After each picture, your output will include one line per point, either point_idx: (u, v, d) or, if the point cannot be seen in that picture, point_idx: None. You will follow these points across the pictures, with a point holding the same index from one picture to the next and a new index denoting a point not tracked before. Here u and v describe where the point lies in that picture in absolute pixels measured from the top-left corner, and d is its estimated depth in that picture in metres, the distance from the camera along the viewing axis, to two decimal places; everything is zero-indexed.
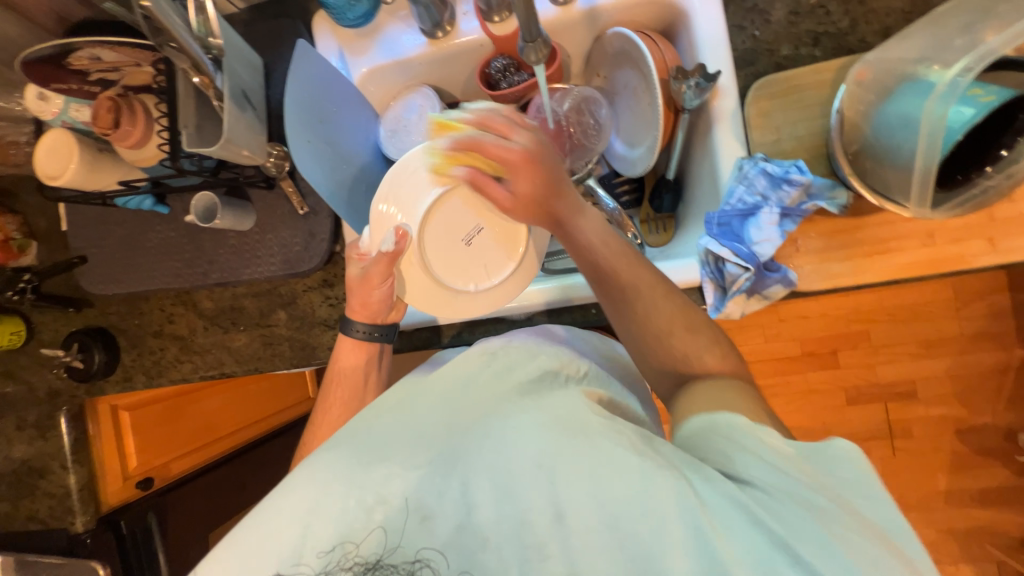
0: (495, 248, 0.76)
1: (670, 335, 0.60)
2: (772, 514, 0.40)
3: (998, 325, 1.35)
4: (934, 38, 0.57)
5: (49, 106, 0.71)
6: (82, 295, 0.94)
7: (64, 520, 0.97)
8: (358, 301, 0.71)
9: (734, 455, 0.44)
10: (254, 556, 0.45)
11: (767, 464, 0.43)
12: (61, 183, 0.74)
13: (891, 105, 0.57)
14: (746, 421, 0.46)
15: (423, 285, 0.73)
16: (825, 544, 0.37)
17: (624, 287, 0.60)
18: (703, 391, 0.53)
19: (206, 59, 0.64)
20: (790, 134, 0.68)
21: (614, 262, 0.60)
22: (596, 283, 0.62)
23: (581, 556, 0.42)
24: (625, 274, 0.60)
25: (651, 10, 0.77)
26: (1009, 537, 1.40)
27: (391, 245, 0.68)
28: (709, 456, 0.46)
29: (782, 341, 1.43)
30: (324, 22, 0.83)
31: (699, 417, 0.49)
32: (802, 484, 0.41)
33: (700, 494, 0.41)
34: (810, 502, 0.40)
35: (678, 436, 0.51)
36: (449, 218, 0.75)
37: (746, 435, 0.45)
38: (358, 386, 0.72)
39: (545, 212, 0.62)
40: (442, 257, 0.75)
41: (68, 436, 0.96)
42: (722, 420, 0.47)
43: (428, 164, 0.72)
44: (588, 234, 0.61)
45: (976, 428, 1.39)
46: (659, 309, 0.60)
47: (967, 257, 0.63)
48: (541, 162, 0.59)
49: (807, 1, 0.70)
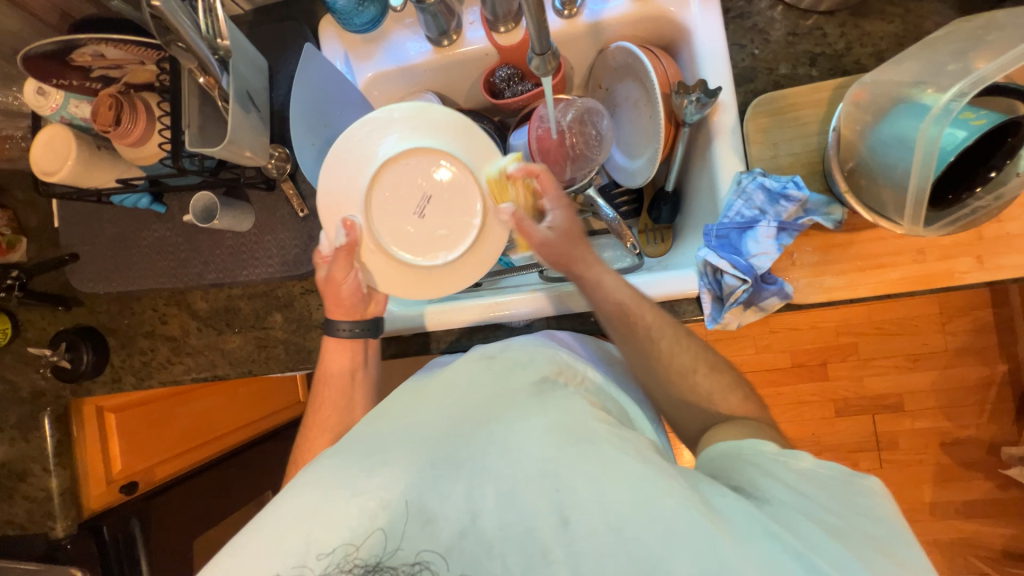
0: (451, 219, 0.74)
1: (694, 373, 0.64)
2: (790, 528, 0.43)
3: (981, 341, 1.38)
4: (928, 63, 0.59)
5: (48, 101, 0.71)
6: (72, 293, 0.92)
7: (44, 524, 0.94)
8: (332, 299, 0.73)
9: (758, 475, 0.49)
10: (256, 561, 0.44)
11: (787, 486, 0.47)
12: (57, 180, 0.72)
13: (885, 126, 0.59)
14: (772, 449, 0.51)
15: (382, 268, 0.74)
16: (838, 555, 0.41)
17: (648, 330, 0.64)
18: (732, 425, 0.58)
19: (213, 60, 0.64)
20: (788, 150, 0.70)
21: (637, 305, 0.65)
22: (619, 325, 0.65)
23: (587, 562, 0.42)
24: (651, 321, 0.64)
25: (654, 26, 0.78)
26: (992, 550, 1.42)
27: (344, 239, 0.71)
28: (735, 475, 0.50)
29: (773, 352, 1.45)
30: (330, 26, 0.84)
31: (726, 443, 0.55)
32: (819, 506, 0.45)
33: (716, 506, 0.44)
34: (819, 517, 0.44)
35: (704, 459, 0.56)
36: (395, 197, 0.74)
37: (770, 460, 0.50)
38: (346, 385, 0.75)
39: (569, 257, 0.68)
40: (401, 239, 0.74)
41: (51, 437, 0.93)
42: (748, 445, 0.53)
43: (357, 150, 0.72)
44: (608, 279, 0.67)
45: (960, 441, 1.42)
46: (681, 351, 0.64)
47: (956, 274, 0.65)
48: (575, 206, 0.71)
49: (804, 22, 0.72)
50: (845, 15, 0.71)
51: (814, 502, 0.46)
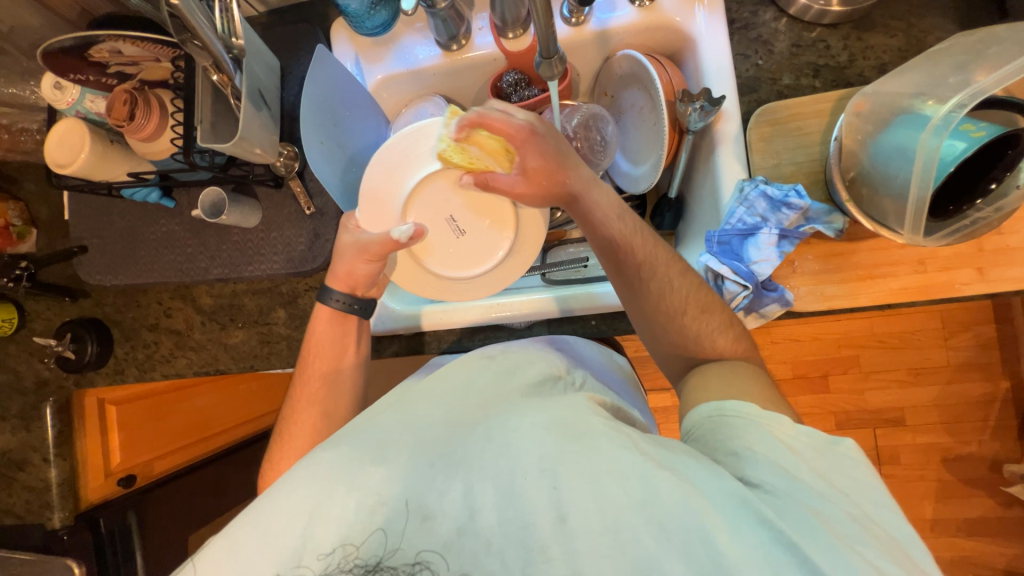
0: (484, 230, 0.80)
1: (683, 316, 0.62)
2: (779, 511, 0.42)
3: (984, 356, 1.38)
4: (929, 75, 0.60)
5: (64, 95, 0.73)
6: (79, 284, 0.93)
7: (41, 515, 0.94)
8: (344, 272, 0.73)
9: (743, 452, 0.48)
10: (253, 555, 0.45)
11: (774, 463, 0.46)
12: (70, 172, 0.74)
13: (886, 136, 0.60)
14: (754, 409, 0.51)
15: (424, 282, 0.80)
16: (828, 540, 0.40)
17: (640, 263, 0.62)
18: (714, 369, 0.59)
19: (228, 58, 0.65)
20: (790, 159, 0.70)
21: (631, 238, 0.63)
22: (609, 259, 0.64)
23: (587, 561, 0.41)
24: (641, 251, 0.62)
25: (660, 35, 0.80)
26: (992, 569, 1.41)
27: (407, 235, 0.69)
28: (719, 452, 0.49)
29: (774, 362, 1.45)
30: (342, 28, 0.85)
31: (709, 407, 0.53)
32: (807, 485, 0.44)
33: (703, 486, 0.44)
34: (816, 506, 0.43)
35: (687, 428, 0.55)
36: (434, 224, 0.80)
37: (754, 426, 0.49)
38: (335, 357, 0.74)
39: (557, 185, 0.65)
40: (459, 257, 0.80)
41: (52, 428, 0.93)
42: (731, 409, 0.52)
43: (379, 190, 0.77)
44: (601, 209, 0.64)
45: (962, 458, 1.40)
46: (674, 286, 0.62)
47: (957, 285, 0.65)
48: (546, 141, 0.65)
49: (808, 35, 0.73)
50: (848, 28, 0.73)
51: (801, 480, 0.45)
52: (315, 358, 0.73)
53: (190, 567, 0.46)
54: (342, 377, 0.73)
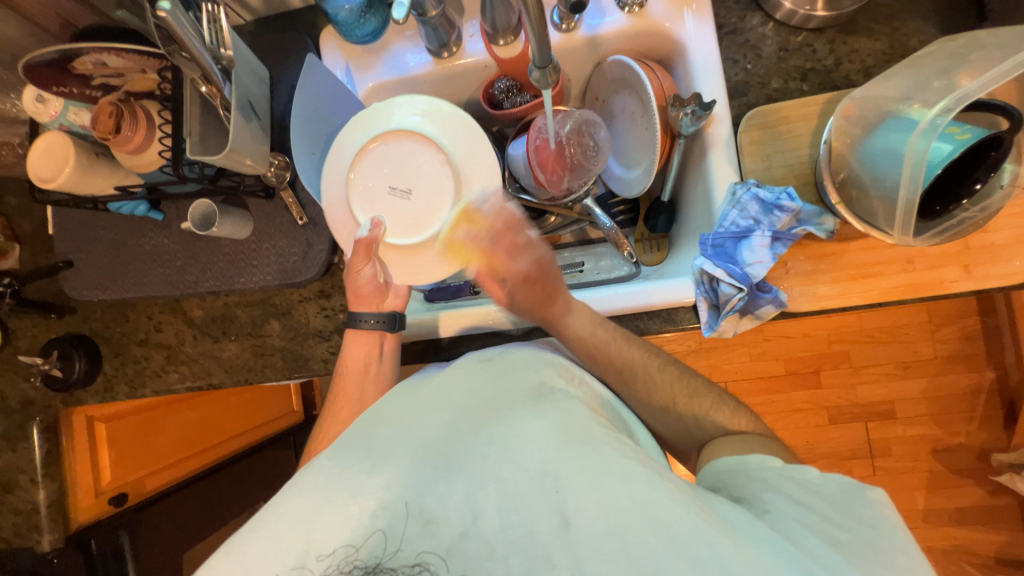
0: (429, 179, 0.74)
1: (674, 407, 0.65)
2: (787, 534, 0.45)
3: (970, 348, 1.41)
4: (913, 79, 0.61)
5: (47, 108, 0.71)
6: (65, 300, 0.91)
7: (30, 538, 0.91)
8: (352, 290, 0.74)
9: (760, 488, 0.51)
10: (256, 560, 0.44)
11: (790, 500, 0.49)
12: (54, 186, 0.72)
13: (875, 139, 0.61)
14: (776, 464, 0.54)
15: (392, 262, 0.75)
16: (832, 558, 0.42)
17: (620, 369, 0.66)
18: (724, 442, 0.60)
19: (217, 69, 0.64)
20: (781, 162, 0.71)
21: (607, 349, 0.66)
22: (590, 364, 0.68)
23: (590, 564, 0.41)
24: (619, 357, 0.66)
25: (649, 40, 0.80)
26: (984, 556, 1.44)
27: (367, 232, 0.71)
28: (740, 490, 0.52)
29: (767, 360, 1.47)
30: (331, 36, 0.85)
31: (729, 457, 0.57)
32: (822, 517, 0.47)
33: (716, 509, 0.46)
34: (824, 531, 0.45)
35: (710, 471, 0.58)
36: (375, 192, 0.74)
37: (776, 477, 0.52)
38: (360, 376, 0.73)
39: (540, 308, 0.69)
40: (403, 220, 0.74)
41: (39, 449, 0.91)
42: (752, 459, 0.55)
43: (335, 188, 0.76)
44: (576, 329, 0.68)
45: (951, 448, 1.43)
46: (657, 384, 0.65)
47: (945, 283, 0.66)
48: (540, 280, 0.69)
49: (794, 39, 0.75)
50: (833, 32, 0.74)
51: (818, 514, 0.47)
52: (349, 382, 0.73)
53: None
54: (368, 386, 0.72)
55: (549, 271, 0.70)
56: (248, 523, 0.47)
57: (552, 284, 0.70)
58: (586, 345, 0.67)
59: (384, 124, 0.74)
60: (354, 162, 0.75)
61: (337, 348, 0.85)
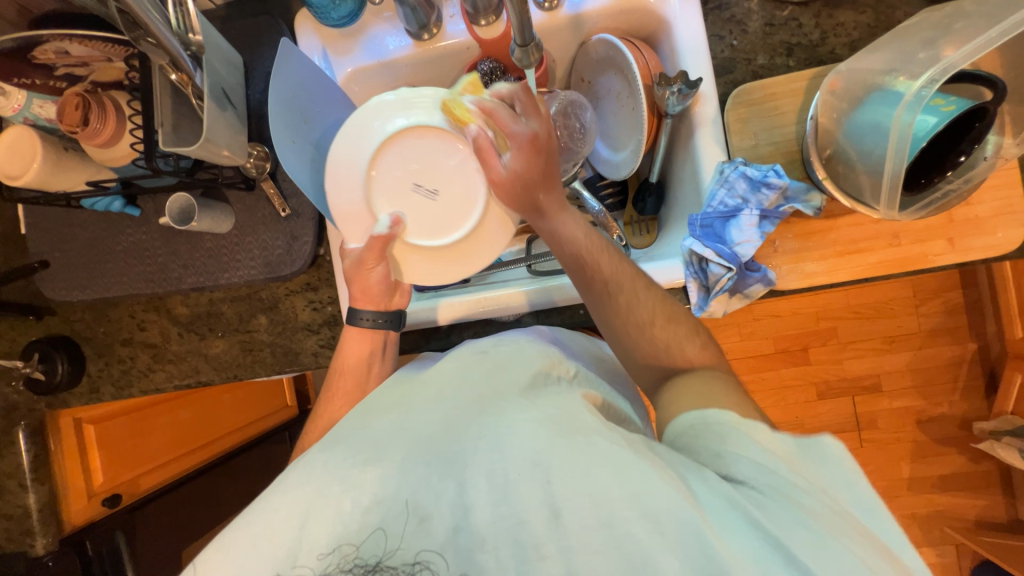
0: (456, 180, 0.74)
1: (651, 326, 0.62)
2: (761, 506, 0.42)
3: (952, 321, 1.44)
4: (900, 50, 0.61)
5: (9, 101, 0.67)
6: (43, 302, 0.89)
7: (23, 543, 0.91)
8: (359, 288, 0.72)
9: (725, 453, 0.47)
10: (249, 559, 0.44)
11: (756, 460, 0.46)
12: (21, 183, 0.70)
13: (860, 113, 0.61)
14: (735, 420, 0.49)
15: (401, 255, 0.74)
16: (808, 528, 0.40)
17: (606, 282, 0.63)
18: (684, 386, 0.58)
19: (186, 56, 0.62)
20: (768, 140, 0.71)
21: (597, 258, 0.63)
22: (577, 274, 0.65)
23: (578, 556, 0.42)
24: (608, 270, 0.63)
25: (634, 18, 0.79)
26: (966, 520, 1.49)
27: (386, 229, 0.71)
28: (704, 456, 0.48)
29: (757, 338, 1.48)
30: (306, 19, 0.81)
31: (690, 416, 0.52)
32: (792, 481, 0.44)
33: (694, 494, 0.43)
34: (796, 497, 0.42)
35: (670, 435, 0.54)
36: (395, 192, 0.74)
37: (735, 433, 0.48)
38: (362, 375, 0.70)
39: (530, 199, 0.66)
40: (423, 223, 0.74)
41: (26, 453, 0.90)
42: (712, 416, 0.51)
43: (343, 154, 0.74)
44: (569, 228, 0.64)
45: (934, 418, 1.47)
46: (641, 301, 0.63)
47: (930, 256, 0.67)
48: (540, 159, 0.63)
49: (780, 13, 0.74)
50: (819, 5, 0.73)
51: (785, 475, 0.44)
52: (345, 378, 0.69)
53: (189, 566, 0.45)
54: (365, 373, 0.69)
55: (550, 148, 0.63)
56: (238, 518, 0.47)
57: (551, 170, 0.64)
58: (575, 252, 0.64)
59: (407, 111, 0.73)
60: (377, 150, 0.73)
61: (327, 341, 0.84)
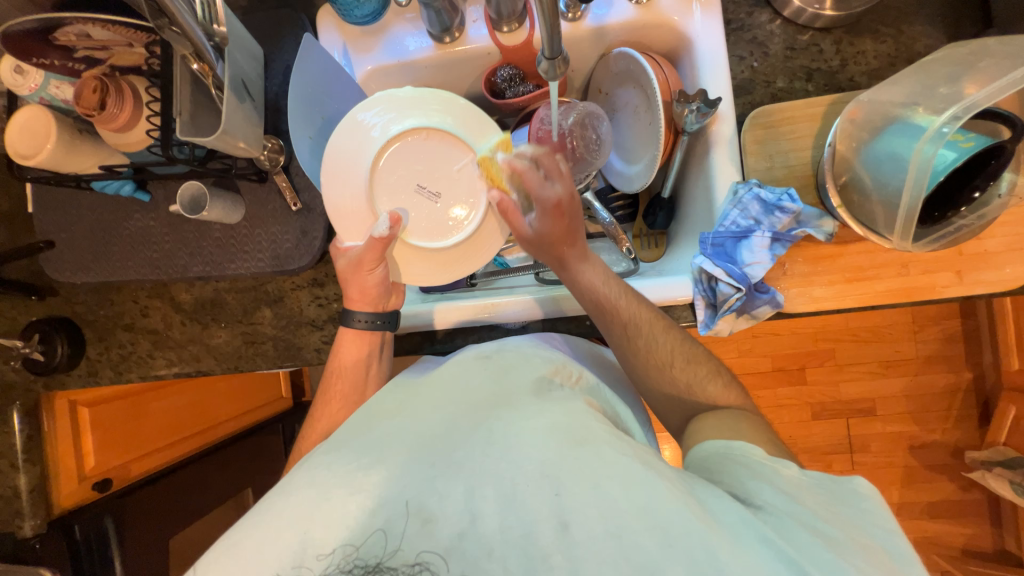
0: (459, 185, 0.75)
1: (671, 367, 0.64)
2: (779, 530, 0.43)
3: (950, 349, 1.45)
4: (922, 84, 0.61)
5: (26, 80, 0.67)
6: (46, 282, 0.88)
7: (11, 524, 0.90)
8: (356, 288, 0.70)
9: (748, 481, 0.49)
10: (252, 557, 0.44)
11: (778, 490, 0.47)
12: (34, 164, 0.69)
13: (880, 143, 0.61)
14: (761, 453, 0.51)
15: (400, 253, 0.75)
16: (825, 555, 0.41)
17: (626, 323, 0.63)
18: (712, 419, 0.59)
19: (209, 47, 0.62)
20: (783, 163, 0.71)
21: (618, 304, 0.63)
22: (597, 321, 0.65)
23: (586, 565, 0.41)
24: (628, 313, 0.63)
25: (656, 33, 0.79)
26: (952, 548, 1.50)
27: (386, 230, 0.69)
28: (725, 479, 0.50)
29: (755, 356, 1.49)
30: (328, 16, 0.82)
31: (714, 443, 0.55)
32: (812, 512, 0.45)
33: (712, 510, 0.44)
34: (817, 527, 0.43)
35: (691, 459, 0.56)
36: (398, 193, 0.75)
37: (760, 464, 0.50)
38: (359, 378, 0.71)
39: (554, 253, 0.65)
40: (425, 225, 0.75)
41: (20, 433, 0.89)
42: (737, 446, 0.53)
43: (345, 149, 0.73)
44: (591, 278, 0.64)
45: (927, 445, 1.48)
46: (659, 342, 0.64)
47: (937, 287, 0.68)
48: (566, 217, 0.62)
49: (801, 38, 0.74)
50: (840, 32, 0.73)
51: (805, 506, 0.45)
52: (337, 382, 0.71)
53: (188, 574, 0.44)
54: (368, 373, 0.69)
55: (573, 208, 0.63)
56: (244, 517, 0.47)
57: (574, 225, 0.63)
58: (596, 301, 0.63)
59: (409, 112, 0.73)
60: (383, 148, 0.74)
61: (331, 337, 0.84)
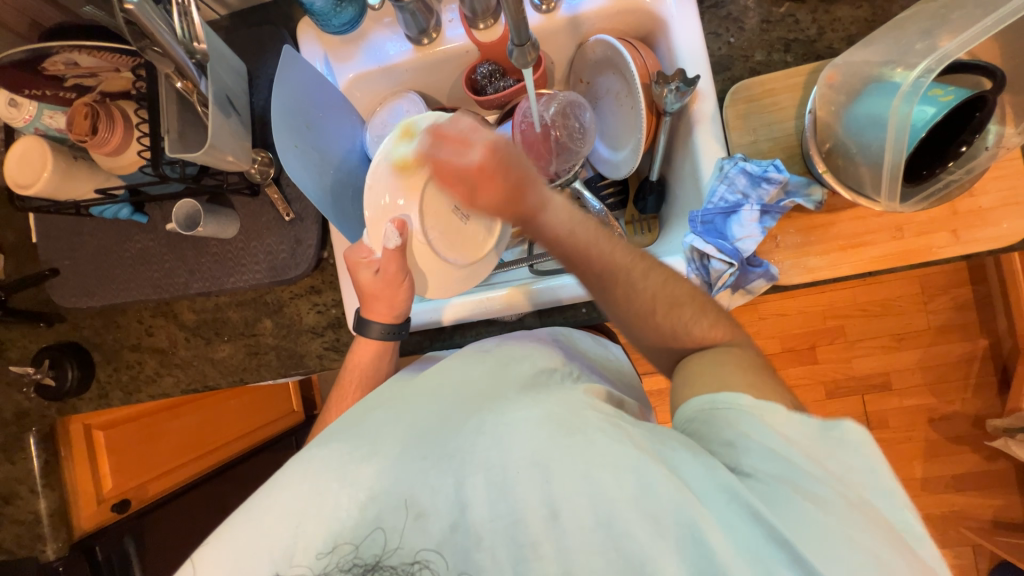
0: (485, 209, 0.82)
1: (654, 314, 0.60)
2: (768, 501, 0.41)
3: (963, 317, 1.42)
4: (896, 43, 0.61)
5: (21, 112, 0.70)
6: (53, 309, 0.90)
7: (34, 547, 0.92)
8: (384, 303, 0.70)
9: (736, 440, 0.45)
10: (246, 555, 0.45)
11: (768, 448, 0.44)
12: (33, 192, 0.72)
13: (859, 106, 0.61)
14: (748, 400, 0.47)
15: (426, 264, 0.77)
16: (813, 524, 0.39)
17: (601, 272, 0.60)
18: (697, 359, 0.56)
19: (190, 63, 0.63)
20: (767, 135, 0.71)
21: (589, 250, 0.60)
22: (573, 267, 0.61)
23: (575, 556, 0.43)
24: (602, 257, 0.60)
25: (631, 19, 0.79)
26: (983, 521, 1.45)
27: (397, 240, 0.69)
28: (714, 444, 0.47)
29: (764, 338, 1.48)
30: (308, 27, 0.83)
31: (700, 397, 0.51)
32: (805, 470, 0.42)
33: (694, 488, 0.43)
34: (810, 490, 0.41)
35: (680, 415, 0.53)
36: (437, 210, 0.79)
37: (748, 415, 0.46)
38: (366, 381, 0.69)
39: (509, 212, 0.61)
40: (447, 240, 0.79)
41: (37, 459, 0.91)
42: (723, 398, 0.49)
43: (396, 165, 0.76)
44: (557, 230, 0.60)
45: (947, 417, 1.45)
46: (641, 287, 0.60)
47: (934, 249, 0.66)
48: (501, 174, 0.58)
49: (777, 10, 0.74)
50: (815, 1, 0.73)
51: (798, 464, 0.43)
52: (350, 390, 0.69)
53: (188, 565, 0.46)
54: (365, 381, 0.69)
55: (501, 160, 0.58)
56: (237, 515, 0.48)
57: (520, 173, 0.59)
58: (566, 246, 0.60)
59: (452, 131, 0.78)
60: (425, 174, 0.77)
61: (332, 343, 0.85)
